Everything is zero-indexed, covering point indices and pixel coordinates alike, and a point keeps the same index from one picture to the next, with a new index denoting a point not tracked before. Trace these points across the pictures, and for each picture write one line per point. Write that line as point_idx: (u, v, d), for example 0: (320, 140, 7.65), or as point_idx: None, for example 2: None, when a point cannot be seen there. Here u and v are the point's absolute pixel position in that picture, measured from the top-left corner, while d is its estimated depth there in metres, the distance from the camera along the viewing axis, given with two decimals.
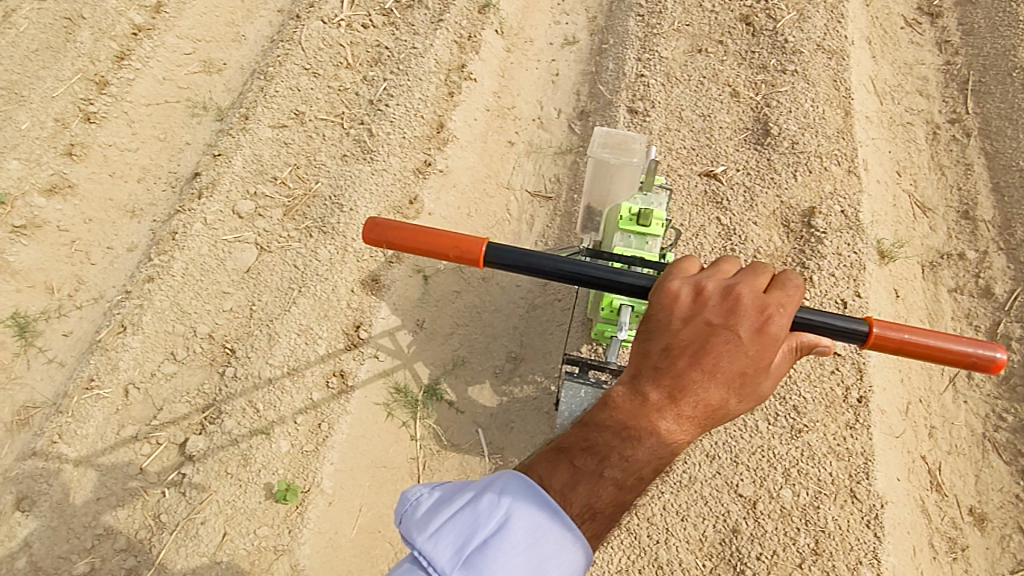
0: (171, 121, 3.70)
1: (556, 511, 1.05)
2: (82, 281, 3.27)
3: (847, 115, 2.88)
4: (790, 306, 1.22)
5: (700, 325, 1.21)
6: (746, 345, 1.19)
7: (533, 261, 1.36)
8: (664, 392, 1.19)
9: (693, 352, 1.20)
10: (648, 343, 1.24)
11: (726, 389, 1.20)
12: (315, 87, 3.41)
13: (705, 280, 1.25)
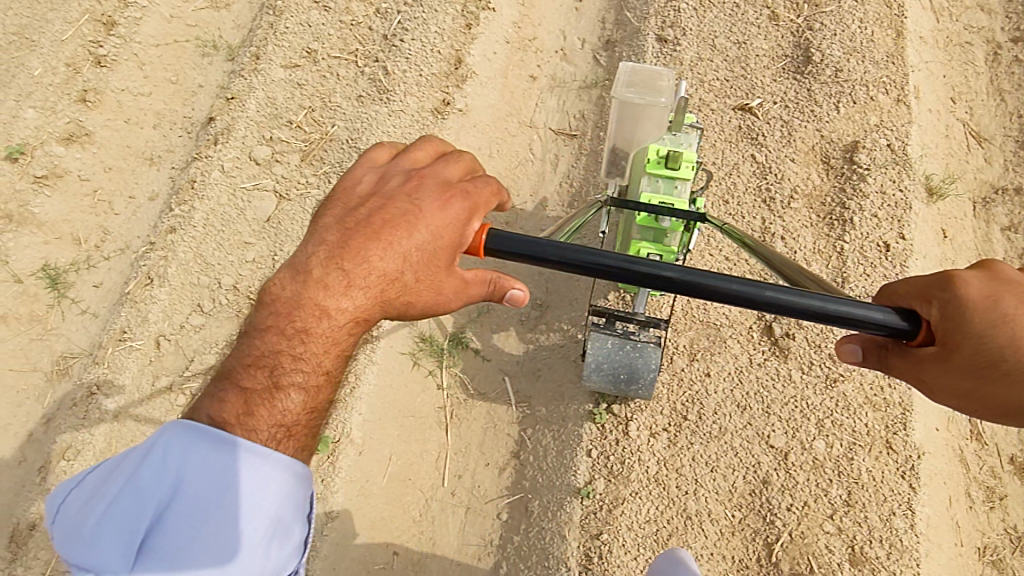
0: (182, 62, 3.59)
1: (225, 455, 1.07)
2: (108, 232, 3.21)
3: (898, 36, 2.67)
4: (472, 196, 1.28)
5: (395, 193, 1.27)
6: (428, 215, 1.24)
7: (532, 249, 1.18)
8: (334, 268, 1.20)
9: (375, 217, 1.24)
10: (328, 218, 1.28)
11: (400, 261, 1.22)
12: (326, 22, 3.25)
13: (405, 163, 1.36)
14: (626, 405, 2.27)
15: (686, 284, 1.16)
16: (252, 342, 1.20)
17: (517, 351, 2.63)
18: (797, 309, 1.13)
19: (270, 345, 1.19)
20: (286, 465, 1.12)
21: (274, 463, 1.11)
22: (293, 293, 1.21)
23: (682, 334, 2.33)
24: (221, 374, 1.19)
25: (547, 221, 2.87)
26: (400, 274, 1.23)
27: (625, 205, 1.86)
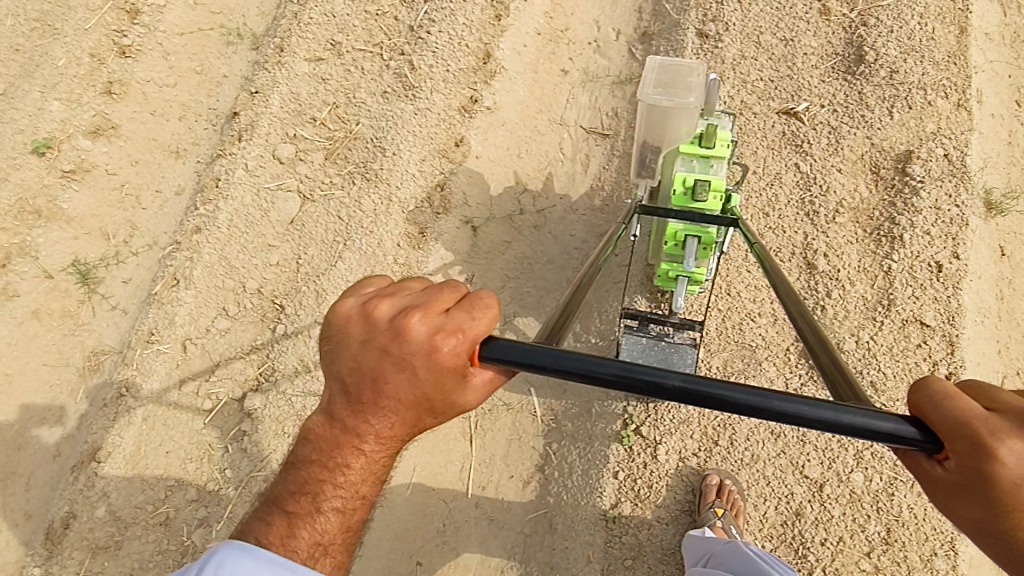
0: (207, 51, 3.53)
1: (268, 571, 1.11)
2: (136, 227, 3.18)
3: (962, 32, 2.55)
4: (465, 335, 1.01)
5: (375, 352, 1.05)
6: (421, 374, 1.03)
7: (530, 353, 1.01)
8: (355, 417, 1.11)
9: (372, 380, 1.07)
10: (331, 370, 1.12)
11: (410, 413, 1.08)
12: (351, 12, 3.16)
13: (389, 297, 1.09)
14: (655, 427, 2.20)
15: (702, 399, 0.94)
16: (293, 474, 1.25)
17: None
18: (811, 425, 0.91)
19: (313, 472, 1.21)
20: None
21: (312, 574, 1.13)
22: (325, 435, 1.17)
23: (715, 355, 2.24)
24: (269, 504, 1.28)
25: (577, 225, 2.78)
26: (415, 419, 1.10)
27: (653, 214, 1.80)
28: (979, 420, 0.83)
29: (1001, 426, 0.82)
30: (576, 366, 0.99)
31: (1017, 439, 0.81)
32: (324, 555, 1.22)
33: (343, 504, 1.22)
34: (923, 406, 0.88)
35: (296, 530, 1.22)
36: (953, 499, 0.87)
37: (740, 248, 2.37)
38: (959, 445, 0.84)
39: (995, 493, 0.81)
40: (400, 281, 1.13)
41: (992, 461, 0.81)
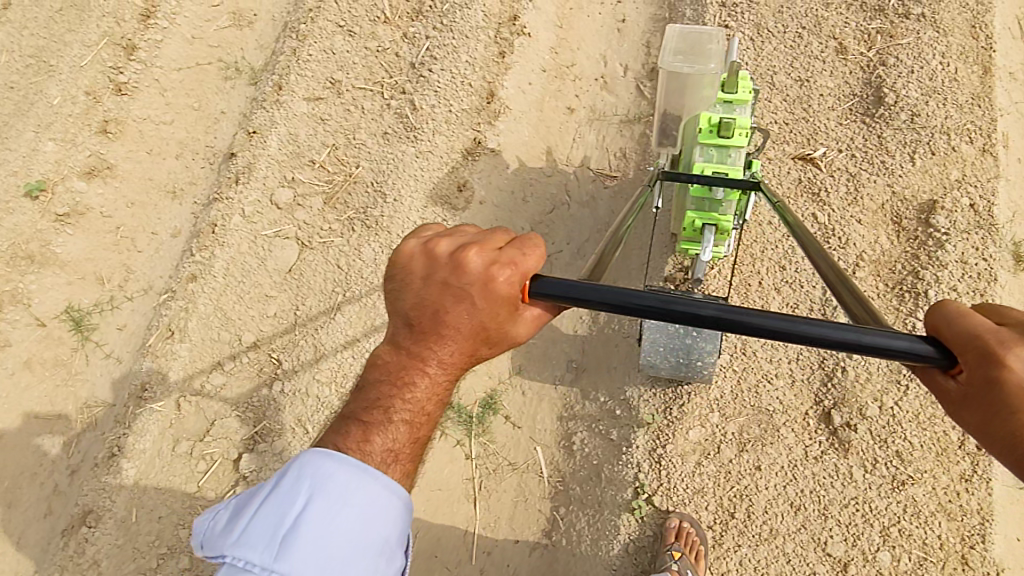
0: (204, 87, 3.46)
1: (349, 473, 1.19)
2: (131, 271, 3.11)
3: (986, 73, 2.45)
4: (518, 268, 1.17)
5: (439, 285, 1.21)
6: (478, 303, 1.18)
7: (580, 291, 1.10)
8: (419, 343, 1.25)
9: (434, 312, 1.22)
10: (396, 304, 1.27)
11: (466, 340, 1.23)
12: (351, 49, 3.08)
13: (449, 238, 1.25)
14: (668, 498, 2.12)
15: (731, 322, 1.04)
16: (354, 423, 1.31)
17: (550, 417, 2.47)
18: (833, 346, 1.00)
19: (382, 391, 1.30)
20: (395, 489, 1.23)
21: (383, 484, 1.21)
22: (393, 360, 1.30)
23: (730, 421, 2.15)
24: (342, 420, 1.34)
25: (583, 271, 2.68)
26: (471, 348, 1.24)
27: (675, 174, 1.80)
28: (991, 333, 0.96)
29: (1010, 338, 0.96)
30: (615, 299, 1.08)
31: (1021, 349, 0.95)
32: (396, 460, 1.29)
33: (413, 415, 1.30)
34: (941, 325, 1.02)
35: (371, 434, 1.29)
36: (964, 405, 1.00)
37: (755, 303, 2.27)
38: (972, 356, 0.97)
39: (1002, 397, 0.95)
40: (456, 226, 1.29)
41: (1002, 368, 0.94)
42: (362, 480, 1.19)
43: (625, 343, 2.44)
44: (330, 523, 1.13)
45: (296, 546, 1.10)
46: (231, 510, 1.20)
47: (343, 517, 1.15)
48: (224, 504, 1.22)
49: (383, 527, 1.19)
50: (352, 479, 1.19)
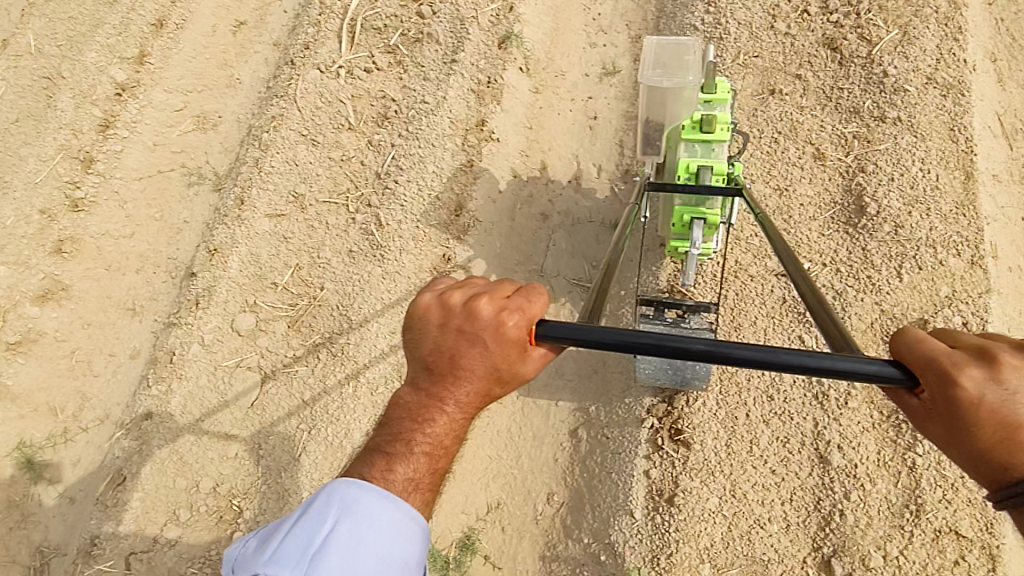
0: (167, 195, 3.34)
1: (373, 497, 1.29)
2: (86, 398, 2.95)
3: (968, 178, 2.38)
4: (525, 314, 1.25)
5: (454, 332, 1.29)
6: (491, 347, 1.26)
7: (584, 334, 1.14)
8: (437, 384, 1.33)
9: (451, 357, 1.30)
10: (415, 353, 1.35)
11: (482, 381, 1.29)
12: (314, 159, 2.99)
13: (463, 289, 1.35)
14: None
15: (724, 356, 1.10)
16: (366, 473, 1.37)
17: (533, 560, 2.30)
18: (818, 372, 1.06)
19: (403, 426, 1.37)
20: (414, 516, 1.32)
21: (401, 511, 1.31)
22: (412, 400, 1.37)
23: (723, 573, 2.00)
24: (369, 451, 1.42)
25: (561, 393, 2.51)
26: (487, 389, 1.30)
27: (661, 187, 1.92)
28: (945, 357, 1.04)
29: (963, 360, 1.03)
30: (617, 340, 1.13)
31: (974, 369, 1.03)
32: (416, 488, 1.35)
33: (431, 446, 1.35)
34: (902, 351, 1.09)
35: (393, 463, 1.36)
36: (927, 419, 1.08)
37: (743, 439, 2.14)
38: (930, 378, 1.05)
39: (958, 412, 1.03)
40: (467, 280, 1.38)
41: (956, 387, 1.02)
42: (382, 506, 1.29)
43: (607, 479, 2.26)
44: (353, 539, 1.23)
45: (324, 562, 1.19)
46: (264, 534, 1.31)
47: (365, 538, 1.25)
48: (259, 530, 1.33)
49: (401, 550, 1.28)
50: (373, 503, 1.29)
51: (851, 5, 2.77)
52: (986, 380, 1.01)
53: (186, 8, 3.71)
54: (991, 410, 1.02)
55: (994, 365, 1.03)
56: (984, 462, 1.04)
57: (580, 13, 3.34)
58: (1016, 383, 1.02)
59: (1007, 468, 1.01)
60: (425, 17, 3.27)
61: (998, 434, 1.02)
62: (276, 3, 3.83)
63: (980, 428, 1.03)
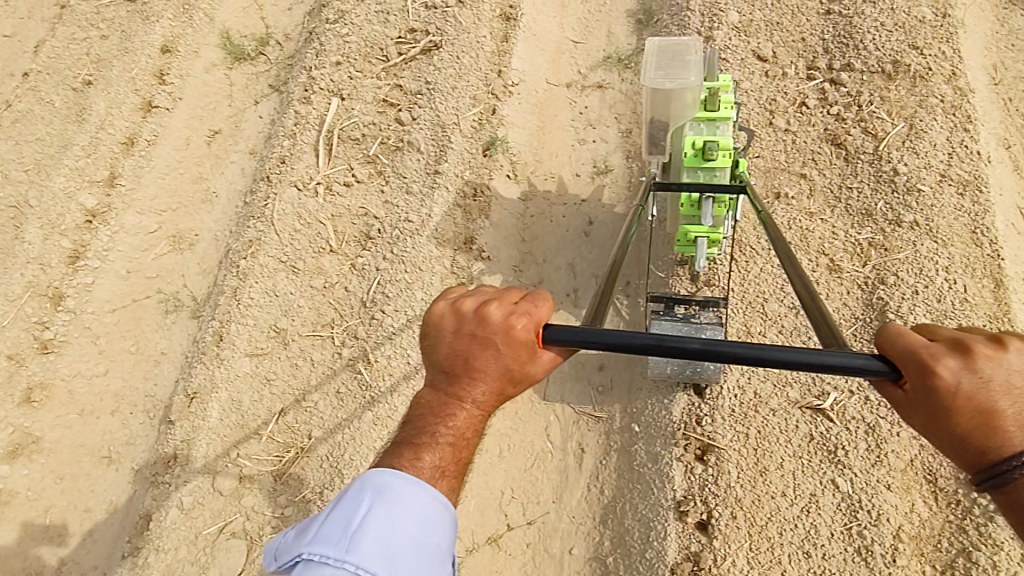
0: (142, 324, 3.16)
1: (406, 483, 1.28)
2: (63, 561, 2.75)
3: (998, 287, 2.22)
4: (533, 316, 1.34)
5: (467, 336, 1.36)
6: (503, 349, 1.33)
7: (591, 337, 1.30)
8: (453, 386, 1.38)
9: (465, 360, 1.36)
10: (430, 359, 1.42)
11: (495, 382, 1.36)
12: (294, 288, 2.82)
13: (472, 296, 1.43)
14: None
15: (717, 352, 1.25)
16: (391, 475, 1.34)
17: None
18: (804, 365, 1.21)
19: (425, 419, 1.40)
20: (444, 505, 1.31)
21: (435, 501, 1.29)
22: (433, 399, 1.42)
23: None
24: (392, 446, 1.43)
25: (576, 542, 2.32)
26: (500, 389, 1.37)
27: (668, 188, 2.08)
28: (923, 349, 1.16)
29: (940, 352, 1.15)
30: (622, 341, 1.29)
31: (950, 359, 1.14)
32: (443, 476, 1.36)
33: (456, 436, 1.37)
34: (887, 346, 1.22)
35: (421, 452, 1.37)
36: (912, 408, 1.18)
37: None
38: (911, 370, 1.16)
39: (938, 401, 1.13)
40: (476, 288, 1.47)
41: (934, 377, 1.13)
42: (417, 491, 1.28)
43: None
44: (393, 521, 1.21)
45: (366, 541, 1.16)
46: (295, 529, 1.27)
47: (404, 522, 1.22)
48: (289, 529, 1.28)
49: (438, 535, 1.26)
50: (411, 487, 1.28)
51: (852, 96, 2.67)
52: (962, 368, 1.12)
53: (157, 123, 3.58)
54: (968, 397, 1.12)
55: (969, 356, 1.14)
56: (964, 447, 1.14)
57: (566, 107, 3.20)
58: (991, 371, 1.13)
59: (984, 450, 1.12)
60: (404, 124, 3.14)
61: (974, 419, 1.12)
62: (250, 109, 3.73)
63: (958, 414, 1.13)
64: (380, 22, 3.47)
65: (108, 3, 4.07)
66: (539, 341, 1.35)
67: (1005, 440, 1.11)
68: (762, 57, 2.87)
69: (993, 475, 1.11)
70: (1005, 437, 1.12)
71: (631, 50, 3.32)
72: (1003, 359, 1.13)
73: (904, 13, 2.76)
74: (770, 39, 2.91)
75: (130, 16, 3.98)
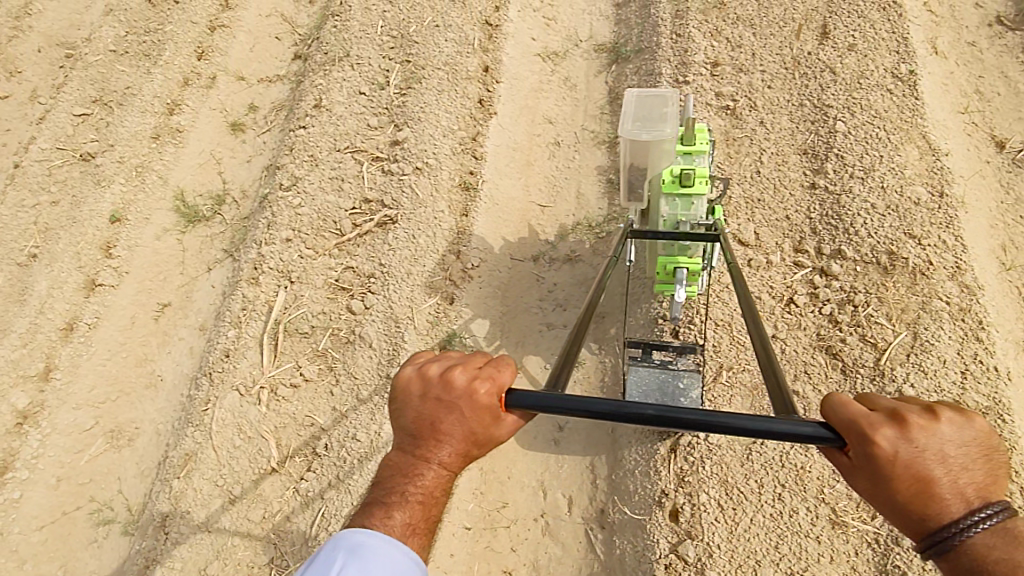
0: (69, 544, 2.87)
1: (379, 539, 1.14)
2: None
3: None
4: (497, 380, 1.20)
5: (431, 401, 1.20)
6: (467, 414, 1.18)
7: (541, 400, 1.17)
8: (420, 447, 1.22)
9: (430, 425, 1.20)
10: (397, 424, 1.25)
11: (461, 445, 1.20)
12: (229, 519, 2.54)
13: (438, 360, 1.27)
14: None
15: (675, 419, 1.12)
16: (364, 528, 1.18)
17: None
18: (767, 434, 1.08)
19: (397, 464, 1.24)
20: (421, 566, 1.15)
21: (410, 559, 1.13)
22: (400, 459, 1.25)
23: None
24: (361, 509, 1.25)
25: None
26: (465, 452, 1.21)
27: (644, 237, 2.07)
28: (862, 417, 1.01)
29: (876, 419, 1.01)
30: (570, 406, 1.16)
31: (888, 427, 0.99)
32: (415, 532, 1.19)
33: (425, 494, 1.20)
34: (825, 411, 1.08)
35: (392, 509, 1.20)
36: (853, 477, 1.03)
37: None
38: (848, 437, 1.02)
39: (878, 470, 0.98)
40: (443, 350, 1.32)
41: (871, 446, 0.99)
42: (389, 548, 1.13)
43: None
44: None
45: None
46: None
47: None
48: None
49: None
50: (383, 543, 1.13)
51: (848, 291, 2.38)
52: (899, 437, 0.97)
53: (100, 303, 3.36)
54: (906, 466, 0.97)
55: (907, 424, 1.00)
56: (908, 518, 0.98)
57: (532, 286, 2.93)
58: (927, 439, 0.98)
59: (926, 520, 0.96)
60: (357, 313, 2.89)
61: (914, 489, 0.97)
62: (202, 277, 3.49)
63: (899, 483, 0.97)
64: (335, 190, 3.24)
65: (62, 163, 3.91)
66: (502, 405, 1.20)
67: (947, 511, 0.95)
68: (743, 241, 2.59)
69: (938, 548, 0.96)
70: (946, 508, 0.96)
71: (602, 216, 3.05)
72: (940, 429, 0.99)
73: (896, 194, 2.49)
74: (751, 219, 2.64)
75: (83, 179, 3.80)
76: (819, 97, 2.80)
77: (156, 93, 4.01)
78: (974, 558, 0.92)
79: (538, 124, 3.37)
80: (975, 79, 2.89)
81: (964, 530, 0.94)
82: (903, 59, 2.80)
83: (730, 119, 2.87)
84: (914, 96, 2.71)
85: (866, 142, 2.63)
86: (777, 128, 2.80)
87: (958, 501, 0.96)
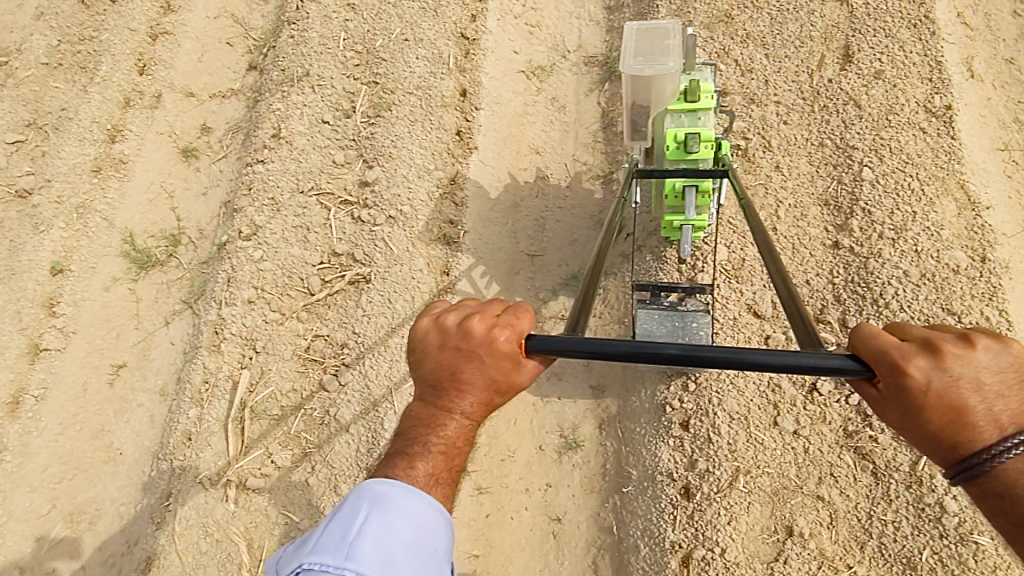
0: None
1: (402, 489, 1.19)
2: None
3: None
4: (515, 326, 1.24)
5: (450, 350, 1.25)
6: (487, 361, 1.22)
7: (572, 346, 1.21)
8: (441, 398, 1.26)
9: (450, 374, 1.25)
10: (417, 372, 1.30)
11: (482, 394, 1.25)
12: None
13: (455, 309, 1.31)
14: None
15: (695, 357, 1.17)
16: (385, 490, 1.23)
17: None
18: (781, 366, 1.14)
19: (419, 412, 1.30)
20: (443, 515, 1.21)
21: (433, 508, 1.19)
22: (421, 411, 1.31)
23: None
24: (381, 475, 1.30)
25: None
26: (487, 400, 1.26)
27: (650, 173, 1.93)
28: (895, 349, 1.07)
29: (910, 351, 1.06)
30: (599, 350, 1.20)
31: (921, 358, 1.05)
32: (438, 483, 1.26)
33: (448, 444, 1.26)
34: (857, 343, 1.13)
35: (414, 459, 1.27)
36: (883, 406, 1.10)
37: None
38: (880, 368, 1.07)
39: (908, 401, 1.05)
40: (458, 299, 1.35)
41: (906, 378, 1.05)
42: (412, 498, 1.19)
43: None
44: (388, 530, 1.10)
45: (364, 549, 1.06)
46: (292, 548, 1.16)
47: (400, 531, 1.12)
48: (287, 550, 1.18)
49: (436, 545, 1.16)
50: (405, 495, 1.18)
51: None
52: (933, 368, 1.03)
53: (47, 370, 3.05)
54: (937, 395, 1.04)
55: (942, 354, 1.05)
56: (937, 444, 1.06)
57: None
58: (961, 369, 1.04)
59: (955, 446, 1.04)
60: (331, 390, 2.62)
61: (947, 418, 1.04)
62: (160, 331, 3.17)
63: (930, 411, 1.04)
64: (299, 243, 2.88)
65: None
66: (522, 351, 1.25)
67: (978, 438, 1.03)
68: (759, 313, 2.34)
69: (968, 472, 1.04)
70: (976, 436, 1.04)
71: None
72: (972, 357, 1.05)
73: (932, 260, 2.21)
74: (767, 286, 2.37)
75: (19, 220, 3.39)
76: (842, 136, 2.47)
77: (95, 117, 3.57)
78: (1003, 481, 1.01)
79: (524, 155, 3.01)
80: (1015, 104, 2.55)
81: (995, 457, 1.01)
82: (937, 90, 2.47)
83: (742, 161, 2.54)
84: (949, 136, 2.39)
85: (896, 194, 2.33)
86: (795, 173, 2.48)
87: (992, 428, 1.03)
